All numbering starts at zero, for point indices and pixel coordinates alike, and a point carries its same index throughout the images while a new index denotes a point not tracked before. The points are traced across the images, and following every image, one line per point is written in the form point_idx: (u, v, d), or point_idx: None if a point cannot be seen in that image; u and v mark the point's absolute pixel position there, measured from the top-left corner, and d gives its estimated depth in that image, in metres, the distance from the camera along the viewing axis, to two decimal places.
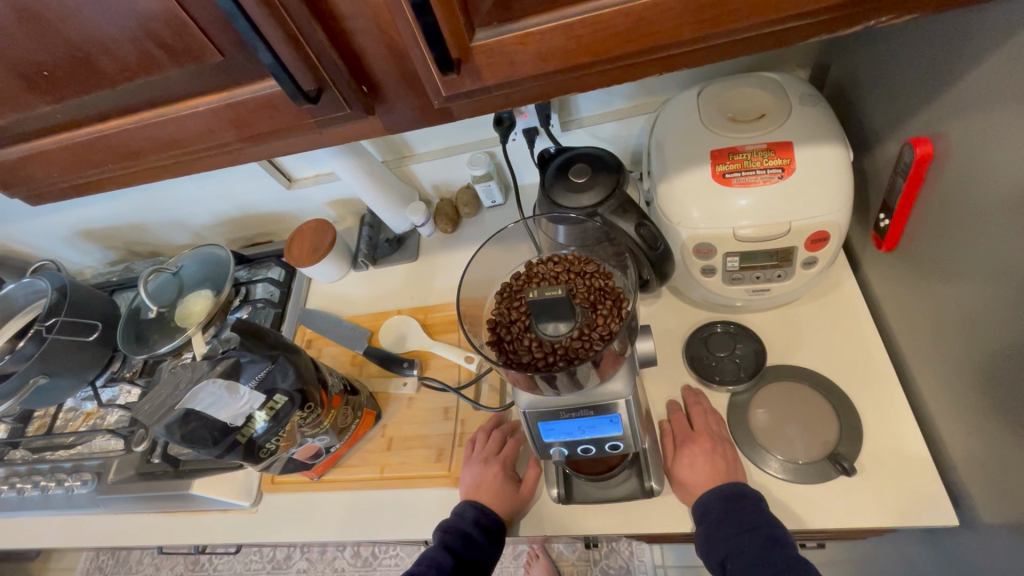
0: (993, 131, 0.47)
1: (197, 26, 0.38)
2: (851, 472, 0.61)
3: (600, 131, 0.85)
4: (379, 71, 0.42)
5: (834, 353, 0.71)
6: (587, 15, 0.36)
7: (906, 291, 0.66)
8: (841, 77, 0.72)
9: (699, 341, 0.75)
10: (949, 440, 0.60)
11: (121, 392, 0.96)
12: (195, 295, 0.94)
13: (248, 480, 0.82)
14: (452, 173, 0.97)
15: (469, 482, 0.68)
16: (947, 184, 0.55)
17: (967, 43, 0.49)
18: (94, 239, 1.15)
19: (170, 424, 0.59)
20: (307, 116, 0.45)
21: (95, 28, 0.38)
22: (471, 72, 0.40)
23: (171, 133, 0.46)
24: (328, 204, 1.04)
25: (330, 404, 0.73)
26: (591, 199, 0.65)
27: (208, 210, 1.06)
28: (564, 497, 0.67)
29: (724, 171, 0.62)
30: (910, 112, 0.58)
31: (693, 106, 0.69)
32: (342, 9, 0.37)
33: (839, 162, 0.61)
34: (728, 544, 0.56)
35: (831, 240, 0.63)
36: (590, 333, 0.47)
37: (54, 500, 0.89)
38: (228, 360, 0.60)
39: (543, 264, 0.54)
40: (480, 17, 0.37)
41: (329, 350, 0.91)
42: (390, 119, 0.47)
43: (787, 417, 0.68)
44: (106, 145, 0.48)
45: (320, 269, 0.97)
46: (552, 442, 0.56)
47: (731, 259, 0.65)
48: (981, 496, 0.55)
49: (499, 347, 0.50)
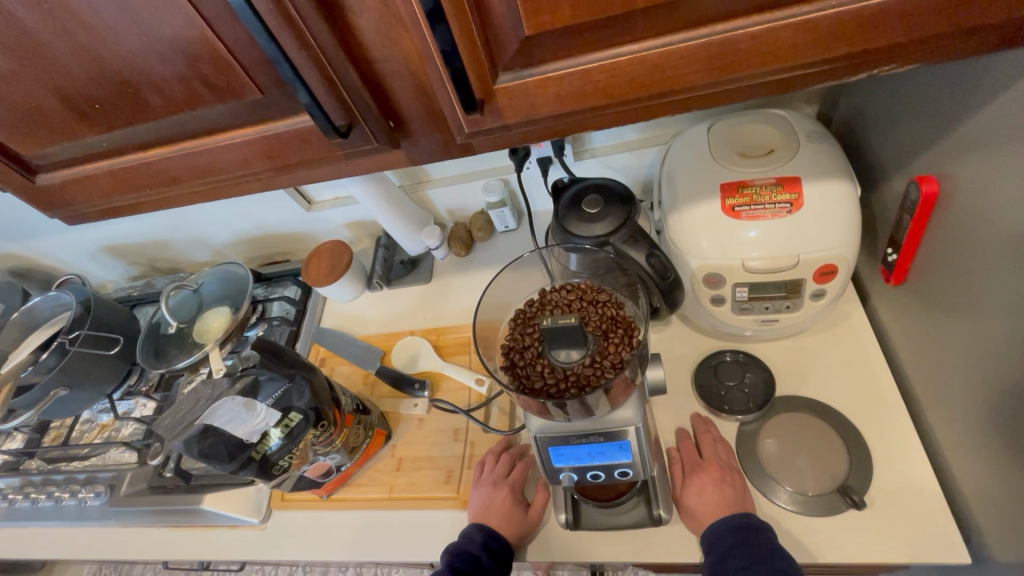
0: (998, 172, 0.49)
1: (241, 67, 0.41)
2: (861, 506, 0.61)
3: (612, 161, 0.88)
4: (406, 108, 0.45)
5: (844, 385, 0.72)
6: (603, 62, 0.39)
7: (915, 324, 0.66)
8: (848, 115, 0.74)
9: (708, 369, 0.76)
10: (960, 476, 0.60)
11: (137, 405, 0.98)
12: (214, 312, 0.96)
13: (258, 496, 0.83)
14: (467, 199, 1.00)
15: (479, 504, 0.69)
16: (953, 221, 0.56)
17: (970, 88, 0.51)
18: (117, 255, 1.19)
19: (188, 439, 0.61)
20: (337, 148, 0.47)
21: (148, 66, 0.41)
22: (493, 111, 0.42)
23: (207, 162, 0.49)
24: (345, 226, 1.07)
25: (343, 423, 0.74)
26: (603, 229, 0.67)
27: (229, 230, 1.09)
28: (572, 523, 0.67)
29: (733, 204, 0.64)
30: (917, 151, 0.60)
31: (703, 140, 0.71)
32: (376, 53, 0.40)
33: (846, 197, 0.62)
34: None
35: (840, 273, 0.64)
36: (602, 361, 0.49)
37: (66, 510, 0.90)
38: (247, 378, 0.62)
39: (556, 292, 0.56)
40: (503, 62, 0.39)
41: (342, 369, 0.93)
42: (415, 152, 0.49)
43: (797, 447, 0.68)
44: (145, 171, 0.51)
45: (336, 289, 0.99)
46: (561, 467, 0.57)
47: (740, 289, 0.67)
48: (993, 535, 0.55)
49: (512, 372, 0.52)
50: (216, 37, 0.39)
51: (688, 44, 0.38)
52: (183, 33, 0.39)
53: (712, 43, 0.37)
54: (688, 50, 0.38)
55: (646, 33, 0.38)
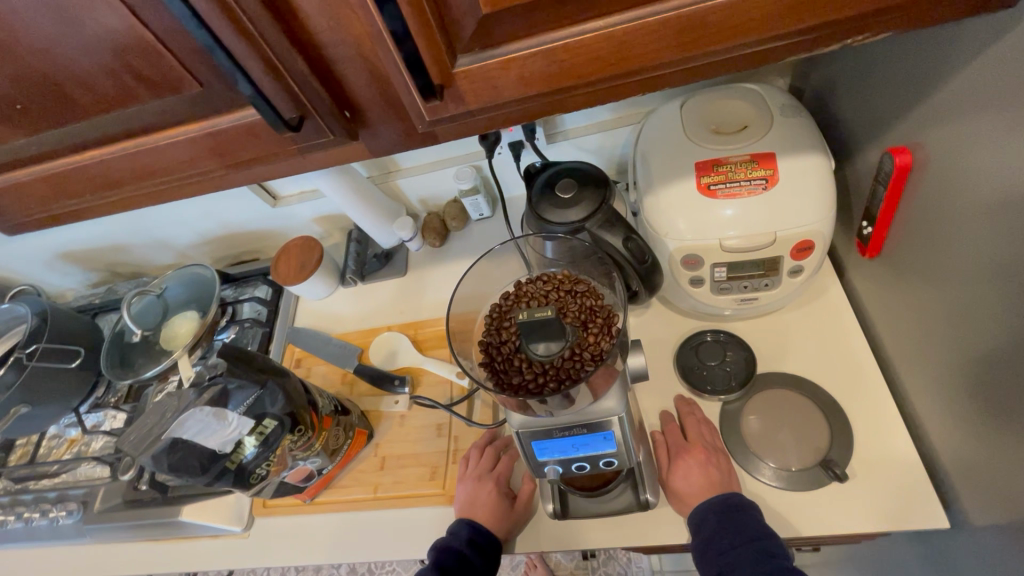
0: (971, 142, 0.48)
1: (176, 58, 0.38)
2: (843, 479, 0.61)
3: (585, 143, 0.86)
4: (361, 96, 0.42)
5: (823, 359, 0.72)
6: (568, 40, 0.36)
7: (891, 295, 0.66)
8: (820, 86, 0.73)
9: (690, 350, 0.75)
10: (938, 443, 0.61)
11: (106, 418, 0.94)
12: (179, 317, 0.92)
13: (239, 504, 0.81)
14: (439, 187, 0.97)
15: (463, 499, 0.68)
16: (927, 192, 0.56)
17: (942, 57, 0.50)
18: (75, 262, 1.13)
19: (157, 453, 0.58)
20: (290, 143, 0.44)
21: (71, 60, 0.38)
22: (455, 96, 0.39)
23: (150, 163, 0.45)
24: (314, 220, 1.04)
25: (321, 426, 0.71)
26: (579, 214, 0.64)
27: (192, 230, 1.05)
28: (559, 513, 0.66)
29: (709, 183, 0.63)
30: (889, 121, 0.59)
31: (677, 118, 0.70)
32: (323, 37, 0.37)
33: (820, 171, 0.62)
34: (725, 556, 0.56)
35: (816, 249, 0.63)
36: (581, 353, 0.46)
37: (38, 531, 0.87)
38: (214, 388, 0.59)
39: (532, 284, 0.53)
40: (462, 43, 0.37)
41: (319, 369, 0.90)
42: (376, 143, 0.46)
43: (779, 423, 0.69)
44: (82, 175, 0.47)
45: (308, 287, 0.96)
46: (546, 461, 0.55)
47: (719, 269, 0.66)
48: (972, 499, 0.56)
49: (490, 368, 0.49)
50: (144, 27, 0.36)
51: (659, 18, 0.35)
52: (107, 23, 0.35)
53: (682, 16, 0.35)
54: (657, 25, 0.36)
55: (612, 8, 0.35)
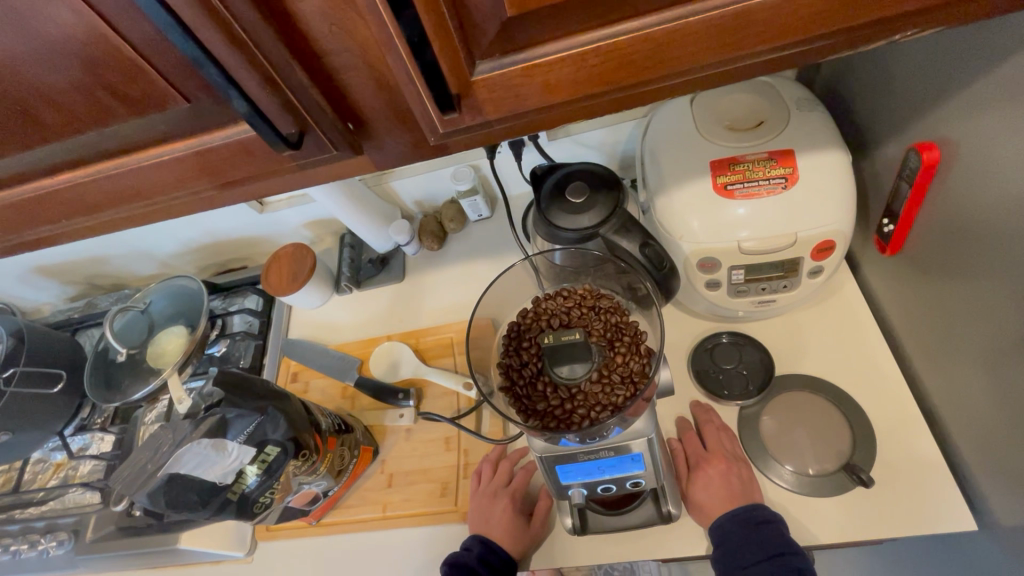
0: (1004, 140, 0.46)
1: (159, 73, 0.34)
2: (869, 484, 0.60)
3: (587, 139, 0.83)
4: (368, 108, 0.38)
5: (841, 358, 0.70)
6: (599, 44, 0.33)
7: (910, 293, 0.65)
8: (833, 76, 0.70)
9: (705, 352, 0.73)
10: (962, 443, 0.60)
11: (93, 440, 0.90)
12: (167, 333, 0.88)
13: (240, 529, 0.78)
14: (435, 188, 0.93)
15: (478, 516, 0.66)
16: (954, 190, 0.54)
17: (974, 50, 0.47)
18: (51, 275, 1.07)
19: (153, 491, 0.55)
20: (289, 160, 0.40)
21: (39, 77, 0.34)
22: (472, 107, 0.36)
23: (130, 185, 0.41)
24: (305, 225, 0.99)
25: (326, 447, 0.68)
26: (591, 220, 0.61)
27: (175, 239, 0.99)
28: (579, 528, 0.63)
29: (725, 182, 0.60)
30: (912, 115, 0.57)
31: (688, 114, 0.66)
32: (325, 45, 0.33)
33: (841, 169, 0.59)
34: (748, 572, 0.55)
35: (837, 248, 0.61)
36: (609, 376, 0.44)
37: (28, 563, 0.83)
38: (213, 418, 0.56)
39: (551, 300, 0.49)
40: (481, 49, 0.33)
41: (317, 382, 0.87)
42: (382, 156, 0.42)
43: (799, 426, 0.67)
44: (55, 201, 0.42)
45: (301, 297, 0.92)
46: (570, 484, 0.52)
47: (736, 272, 0.64)
48: (1001, 503, 0.55)
49: (511, 393, 0.46)
50: (122, 40, 0.31)
51: (699, 18, 0.32)
52: (79, 37, 0.31)
53: (724, 16, 0.32)
54: (697, 27, 0.33)
55: (648, 7, 0.32)
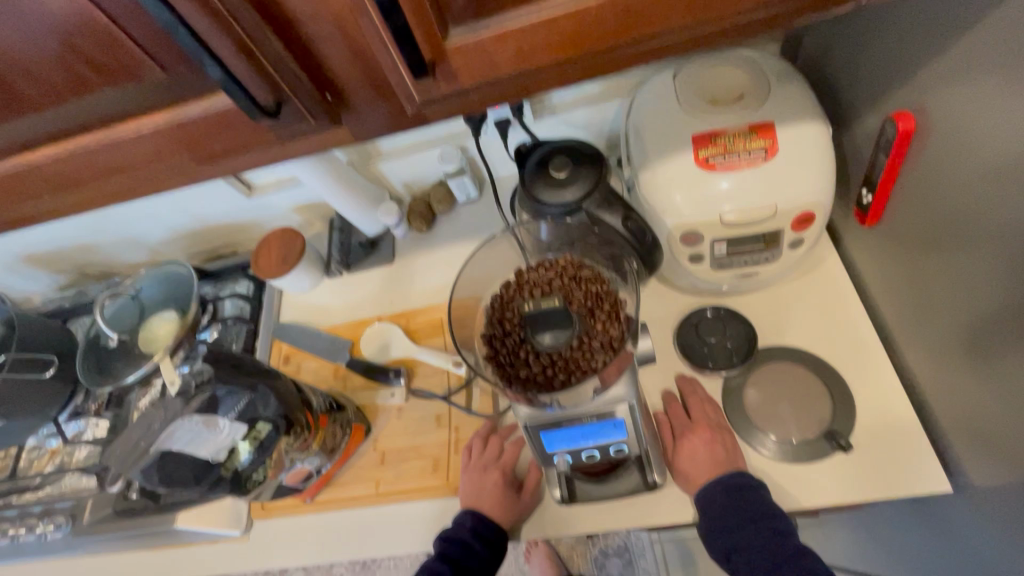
0: (976, 107, 0.47)
1: (133, 41, 0.34)
2: (848, 450, 0.62)
3: (573, 118, 0.83)
4: (344, 77, 0.38)
5: (823, 330, 0.72)
6: (569, 6, 0.34)
7: (890, 263, 0.66)
8: (815, 50, 0.71)
9: (691, 327, 0.74)
10: (939, 408, 0.61)
11: (88, 426, 0.90)
12: (157, 318, 0.88)
13: (237, 509, 0.78)
14: (423, 170, 0.94)
15: (469, 489, 0.68)
16: (930, 158, 0.54)
17: (948, 17, 0.48)
18: (40, 264, 1.07)
19: (145, 468, 0.55)
20: (268, 131, 0.40)
21: (14, 47, 0.34)
22: (447, 74, 0.36)
23: (112, 159, 0.41)
24: (293, 209, 0.99)
25: (317, 425, 0.69)
26: (574, 195, 0.62)
27: (164, 225, 0.99)
28: (567, 498, 0.65)
29: (707, 156, 0.61)
30: (890, 85, 0.58)
31: (670, 89, 0.67)
32: (298, 12, 0.34)
33: (820, 140, 0.60)
34: (732, 538, 0.56)
35: (817, 220, 0.62)
36: (590, 342, 0.45)
37: (27, 546, 0.86)
38: (202, 396, 0.54)
39: (534, 271, 0.51)
40: (453, 13, 0.34)
41: (309, 365, 0.88)
42: (361, 127, 0.42)
43: (781, 396, 0.68)
44: (37, 175, 0.43)
45: (293, 280, 0.92)
46: (555, 451, 0.54)
47: (719, 245, 0.64)
48: (974, 464, 0.56)
49: (494, 361, 0.47)
50: (95, 7, 0.32)
51: None
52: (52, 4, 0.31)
53: None
54: None
55: None
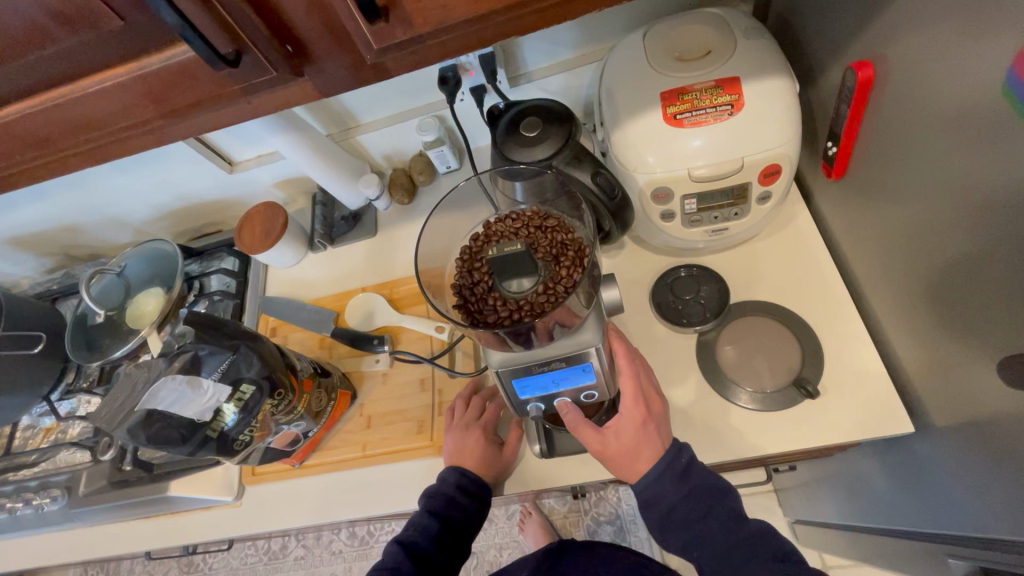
0: (928, 49, 0.48)
1: None
2: (814, 395, 0.64)
3: (549, 84, 0.84)
4: (302, 27, 0.39)
5: (794, 284, 0.74)
6: None
7: (856, 216, 0.68)
8: (784, 8, 0.72)
9: (665, 286, 0.76)
10: (901, 353, 0.63)
11: (81, 403, 0.92)
12: (145, 294, 0.89)
13: (228, 475, 0.81)
14: (402, 141, 0.94)
15: (452, 447, 0.69)
16: (888, 105, 0.56)
17: None
18: (26, 247, 1.07)
19: (132, 428, 0.57)
20: (231, 82, 0.41)
21: None
22: (402, 19, 0.38)
23: (81, 115, 0.43)
24: (275, 184, 1.00)
25: (302, 388, 0.71)
26: (545, 152, 0.63)
27: (147, 203, 1.00)
28: (547, 452, 0.68)
29: (675, 112, 0.62)
30: (852, 35, 0.59)
31: (639, 47, 0.68)
32: None
33: (785, 93, 0.61)
34: (693, 529, 0.55)
35: (783, 172, 0.63)
36: (554, 287, 0.46)
37: (25, 519, 0.86)
38: (185, 355, 0.58)
39: (502, 221, 0.52)
40: None
41: (295, 336, 0.89)
42: (323, 81, 0.44)
43: (753, 349, 0.70)
44: (9, 132, 0.44)
45: (275, 255, 0.93)
46: (528, 399, 0.56)
47: (689, 201, 0.66)
48: (932, 403, 0.59)
49: (464, 309, 0.49)
50: None
51: None
52: None
53: None
54: None
55: None
